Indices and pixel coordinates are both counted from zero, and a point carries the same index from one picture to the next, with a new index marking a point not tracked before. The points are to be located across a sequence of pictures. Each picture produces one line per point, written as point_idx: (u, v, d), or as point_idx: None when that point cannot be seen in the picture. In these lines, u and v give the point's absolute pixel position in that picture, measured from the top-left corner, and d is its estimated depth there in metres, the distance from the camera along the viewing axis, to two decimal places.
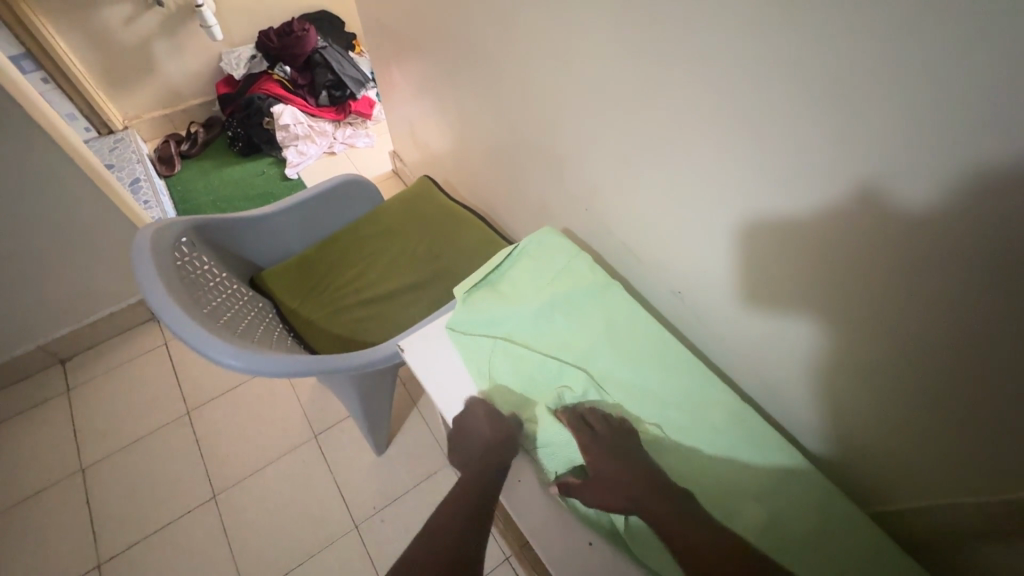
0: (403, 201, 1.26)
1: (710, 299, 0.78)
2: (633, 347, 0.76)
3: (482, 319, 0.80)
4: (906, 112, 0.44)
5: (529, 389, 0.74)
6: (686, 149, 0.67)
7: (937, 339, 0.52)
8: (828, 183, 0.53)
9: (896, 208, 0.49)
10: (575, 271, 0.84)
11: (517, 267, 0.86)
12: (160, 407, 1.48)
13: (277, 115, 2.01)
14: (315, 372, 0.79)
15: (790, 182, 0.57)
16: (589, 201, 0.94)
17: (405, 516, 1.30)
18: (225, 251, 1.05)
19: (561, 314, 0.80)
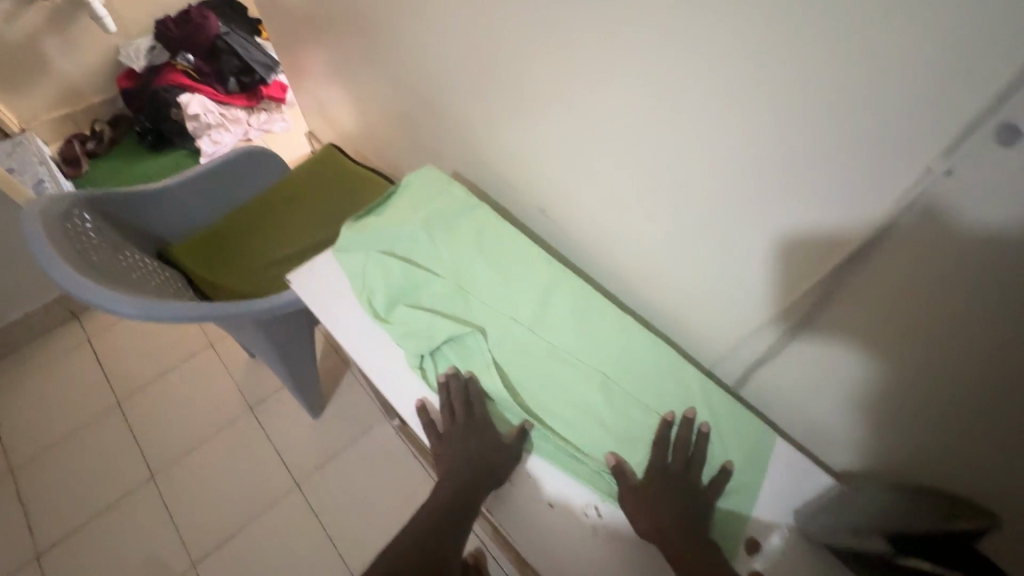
0: (308, 167, 1.30)
1: (565, 213, 0.87)
2: (501, 257, 0.86)
3: (366, 237, 0.88)
4: (922, 96, 0.40)
5: (402, 296, 0.83)
6: (535, 78, 0.75)
7: (985, 381, 0.48)
8: (690, 119, 0.57)
9: (930, 217, 0.44)
10: (451, 197, 0.93)
11: (400, 197, 0.95)
12: (88, 401, 1.47)
13: (185, 104, 1.97)
14: (216, 317, 0.86)
15: (628, 101, 0.63)
16: (471, 143, 1.02)
17: (345, 470, 1.35)
18: (126, 223, 1.08)
19: (435, 233, 0.89)
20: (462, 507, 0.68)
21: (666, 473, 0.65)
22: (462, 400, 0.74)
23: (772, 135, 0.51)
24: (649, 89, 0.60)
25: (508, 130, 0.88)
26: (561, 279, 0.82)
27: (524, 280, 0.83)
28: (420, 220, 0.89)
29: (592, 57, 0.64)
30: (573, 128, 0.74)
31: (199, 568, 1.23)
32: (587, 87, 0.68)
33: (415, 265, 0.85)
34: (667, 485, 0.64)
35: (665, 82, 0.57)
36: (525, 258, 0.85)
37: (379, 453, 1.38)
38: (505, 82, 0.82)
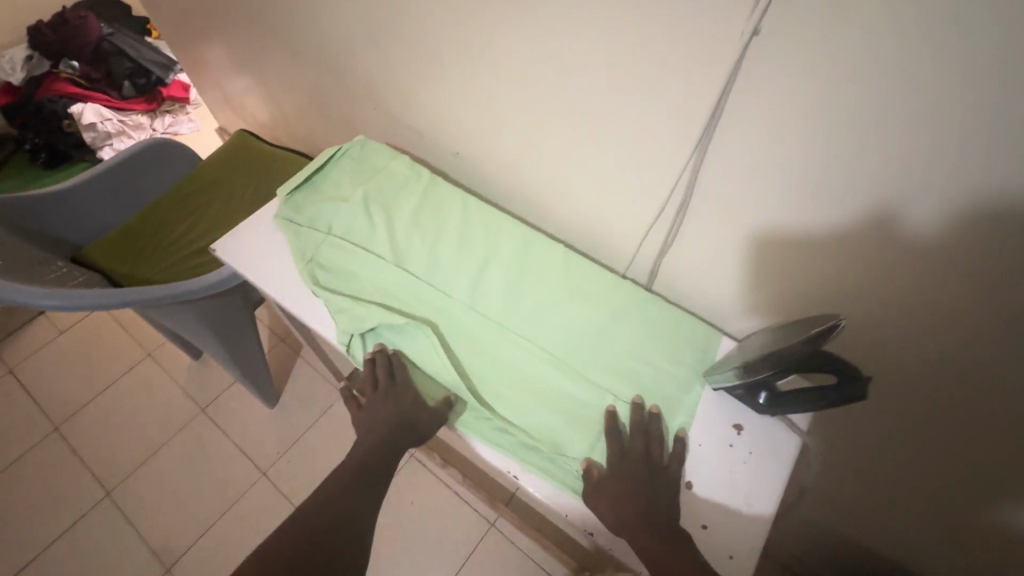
0: (222, 156, 1.28)
1: (501, 168, 0.89)
2: (460, 234, 0.82)
3: (309, 217, 0.82)
4: (863, 118, 0.48)
5: (348, 275, 0.78)
6: (429, 23, 0.78)
7: (925, 345, 0.58)
8: (575, 48, 0.64)
9: (880, 220, 0.53)
10: (393, 172, 0.87)
11: (339, 170, 0.87)
12: (21, 432, 1.39)
13: (78, 114, 1.85)
14: (144, 301, 0.85)
15: (512, 31, 0.69)
16: (381, 100, 1.03)
17: (310, 452, 1.37)
18: (30, 230, 1.03)
19: (378, 210, 0.83)
20: (375, 467, 0.70)
21: (627, 458, 0.62)
22: (389, 374, 0.72)
23: (750, 152, 0.58)
24: (566, 56, 0.65)
25: (415, 85, 0.91)
26: (515, 241, 0.82)
27: (474, 251, 0.81)
28: (359, 197, 0.84)
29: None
30: (495, 91, 0.78)
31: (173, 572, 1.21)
32: (517, 63, 0.72)
33: (352, 244, 0.80)
34: (632, 471, 0.61)
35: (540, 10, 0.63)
36: (474, 229, 0.83)
37: (343, 428, 1.40)
38: (400, 33, 0.84)
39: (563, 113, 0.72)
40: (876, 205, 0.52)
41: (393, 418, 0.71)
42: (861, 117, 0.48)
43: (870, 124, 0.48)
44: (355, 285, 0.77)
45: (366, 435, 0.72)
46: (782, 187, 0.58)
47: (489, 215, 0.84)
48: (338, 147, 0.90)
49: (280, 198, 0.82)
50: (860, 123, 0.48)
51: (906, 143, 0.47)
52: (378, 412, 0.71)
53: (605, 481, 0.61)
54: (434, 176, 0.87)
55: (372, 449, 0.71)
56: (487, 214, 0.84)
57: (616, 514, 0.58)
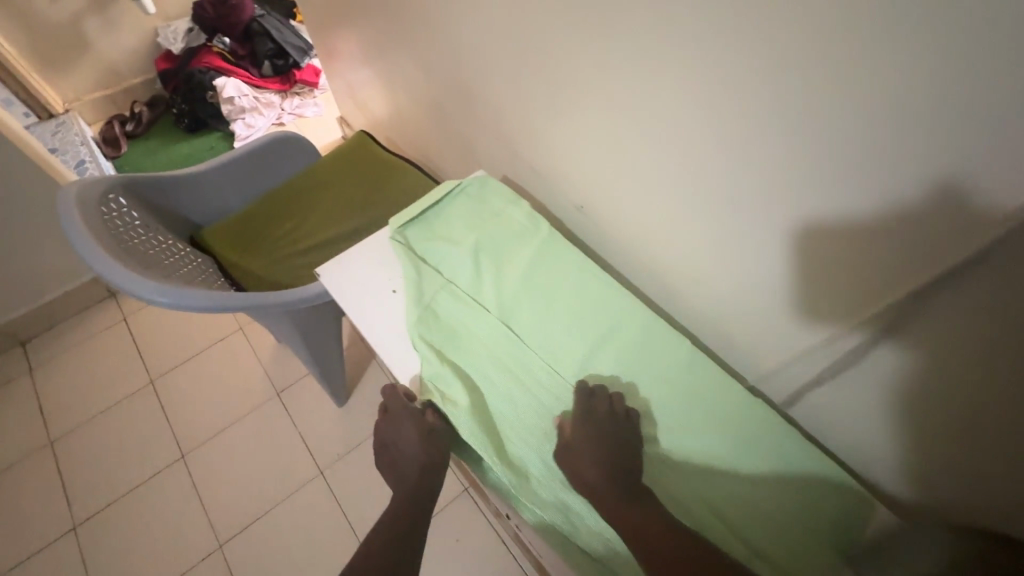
0: (339, 155, 1.28)
1: (633, 234, 0.79)
2: (569, 302, 0.74)
3: (419, 255, 0.78)
4: (909, 85, 0.40)
5: (448, 331, 0.72)
6: (579, 69, 0.70)
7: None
8: (765, 135, 0.52)
9: (953, 203, 0.42)
10: (508, 218, 0.81)
11: (454, 207, 0.82)
12: (122, 378, 1.50)
13: (220, 88, 1.99)
14: (246, 308, 0.84)
15: (679, 99, 0.58)
16: (508, 132, 0.96)
17: (368, 458, 1.36)
18: (160, 208, 1.08)
19: (488, 260, 0.77)
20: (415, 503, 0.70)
21: (587, 417, 0.64)
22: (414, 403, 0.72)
23: (801, 146, 0.50)
24: (750, 139, 0.54)
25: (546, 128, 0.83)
26: (633, 326, 0.72)
27: (585, 327, 0.72)
28: (471, 241, 0.78)
29: (640, 51, 0.59)
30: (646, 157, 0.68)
31: (224, 549, 1.25)
32: (680, 133, 0.61)
33: (457, 291, 0.74)
34: (596, 427, 0.62)
35: (725, 83, 0.53)
36: (590, 301, 0.74)
37: None
38: (545, 72, 0.77)
39: (732, 199, 0.60)
40: (932, 197, 0.43)
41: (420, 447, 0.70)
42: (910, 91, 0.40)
43: (903, 188, 0.45)
44: (451, 342, 0.71)
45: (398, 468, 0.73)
46: (828, 192, 0.50)
47: (612, 288, 0.74)
48: (455, 183, 0.85)
49: (393, 232, 0.79)
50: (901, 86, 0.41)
51: (888, 146, 0.44)
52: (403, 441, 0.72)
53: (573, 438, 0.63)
54: (554, 231, 0.79)
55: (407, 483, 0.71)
56: (609, 287, 0.74)
57: (580, 473, 0.61)
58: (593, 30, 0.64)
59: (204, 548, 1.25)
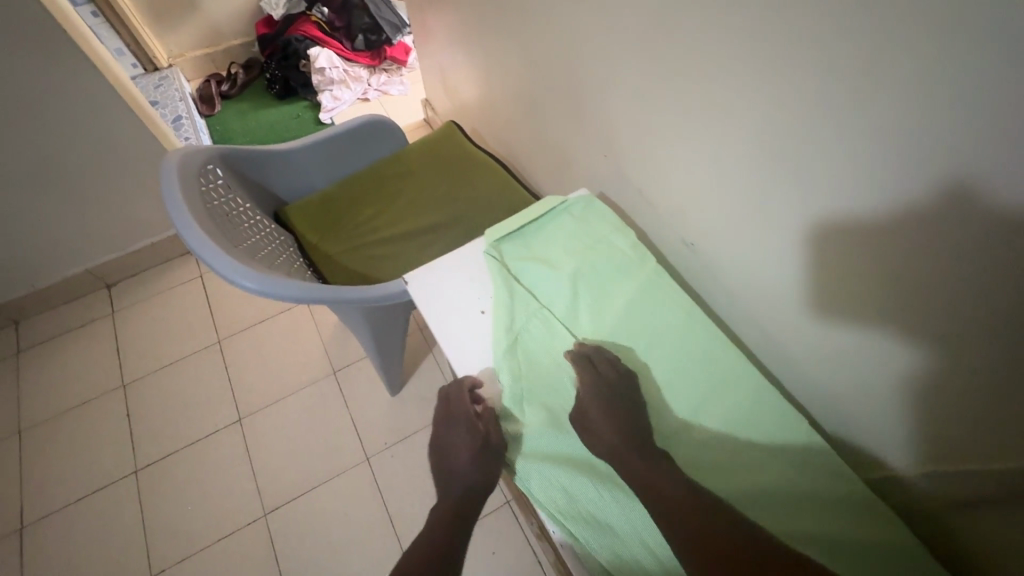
0: (427, 145, 1.25)
1: (761, 281, 0.72)
2: (673, 349, 0.68)
3: (515, 276, 0.73)
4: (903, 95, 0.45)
5: (541, 365, 0.67)
6: (726, 99, 0.62)
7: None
8: (894, 180, 0.49)
9: (964, 197, 0.44)
10: (609, 245, 0.76)
11: (554, 227, 0.77)
12: (193, 333, 1.56)
13: (313, 58, 2.02)
14: (326, 301, 0.82)
15: (858, 160, 0.51)
16: (616, 148, 0.89)
17: (414, 453, 1.35)
18: (251, 182, 1.08)
19: (588, 290, 0.72)
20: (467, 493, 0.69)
21: (595, 378, 0.64)
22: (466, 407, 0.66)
23: (813, 148, 0.55)
24: (814, 159, 0.55)
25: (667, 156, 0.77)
26: (741, 394, 0.65)
27: (685, 386, 0.66)
28: (571, 270, 0.73)
29: (818, 95, 0.52)
30: (799, 211, 0.61)
31: (268, 518, 1.28)
32: (790, 168, 0.59)
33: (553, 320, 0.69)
34: (607, 390, 0.63)
35: (929, 153, 0.45)
36: (694, 358, 0.68)
37: None
38: (678, 96, 0.69)
39: (903, 273, 0.53)
40: (935, 190, 0.46)
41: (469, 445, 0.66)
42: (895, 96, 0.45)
43: (914, 189, 0.48)
44: (541, 379, 0.66)
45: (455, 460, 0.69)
46: (833, 185, 0.55)
47: (720, 346, 0.68)
48: (554, 201, 0.80)
49: (488, 248, 0.74)
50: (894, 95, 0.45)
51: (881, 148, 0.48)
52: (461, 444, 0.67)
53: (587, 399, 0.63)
54: (661, 269, 0.73)
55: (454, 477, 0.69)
56: (718, 345, 0.68)
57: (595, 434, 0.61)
58: (756, 59, 0.56)
59: (249, 514, 1.28)
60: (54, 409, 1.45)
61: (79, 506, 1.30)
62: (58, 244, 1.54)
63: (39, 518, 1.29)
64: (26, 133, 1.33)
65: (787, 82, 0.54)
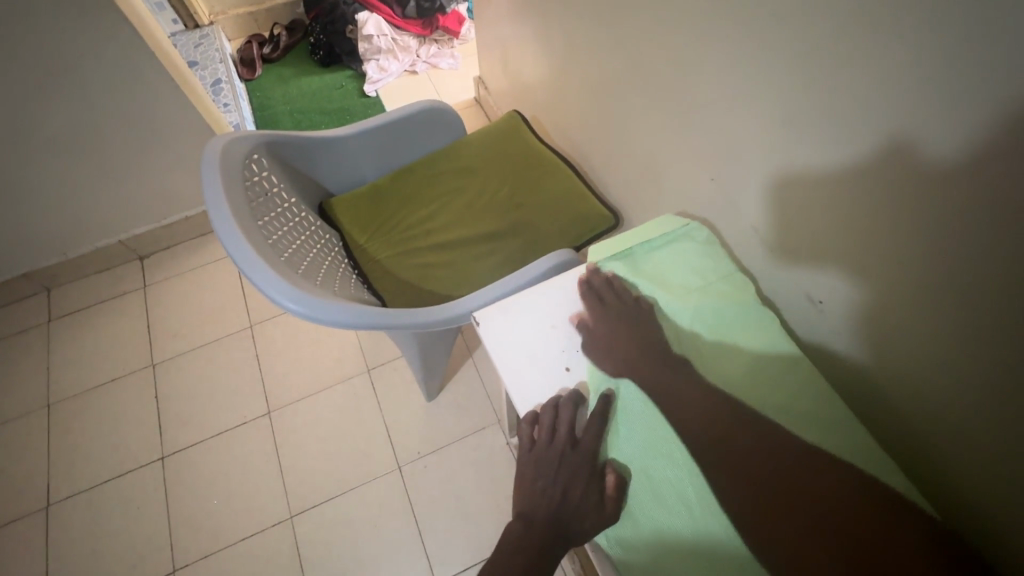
0: (490, 138, 1.13)
1: (877, 342, 0.63)
2: (802, 427, 0.57)
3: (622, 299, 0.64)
4: (885, 71, 0.50)
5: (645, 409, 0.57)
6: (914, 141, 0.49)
7: (975, 340, 0.52)
8: (854, 139, 0.55)
9: (903, 151, 0.51)
10: (721, 287, 0.65)
11: (670, 255, 0.67)
12: (225, 315, 1.50)
13: (361, 24, 1.88)
14: (379, 327, 0.72)
15: (854, 141, 0.55)
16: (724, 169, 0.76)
17: (448, 467, 1.27)
18: (296, 172, 0.98)
19: (702, 337, 0.62)
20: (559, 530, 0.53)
21: (605, 310, 0.63)
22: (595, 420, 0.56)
23: (810, 108, 0.59)
24: (806, 125, 0.60)
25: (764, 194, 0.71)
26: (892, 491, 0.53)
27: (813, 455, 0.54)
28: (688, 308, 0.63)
29: None
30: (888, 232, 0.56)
31: (293, 521, 1.22)
32: (791, 131, 0.63)
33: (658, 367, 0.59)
34: (619, 331, 0.61)
35: (876, 118, 0.52)
36: (827, 441, 0.56)
37: (485, 460, 1.27)
38: (835, 125, 0.57)
39: (992, 285, 0.48)
40: (882, 142, 0.53)
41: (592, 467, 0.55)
42: (869, 72, 0.51)
43: (864, 144, 0.54)
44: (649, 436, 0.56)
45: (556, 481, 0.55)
46: (826, 145, 0.59)
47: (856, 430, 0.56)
48: (668, 225, 0.70)
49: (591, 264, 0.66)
50: (879, 69, 0.50)
51: (845, 110, 0.55)
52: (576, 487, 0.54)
53: (605, 329, 0.61)
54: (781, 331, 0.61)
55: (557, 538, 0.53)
56: (850, 425, 0.57)
57: (613, 355, 0.60)
58: (964, 94, 0.44)
59: (274, 515, 1.23)
60: (83, 384, 1.41)
61: (104, 489, 1.27)
62: (91, 212, 1.48)
63: (64, 499, 1.26)
64: (62, 96, 1.24)
65: (937, 122, 0.47)
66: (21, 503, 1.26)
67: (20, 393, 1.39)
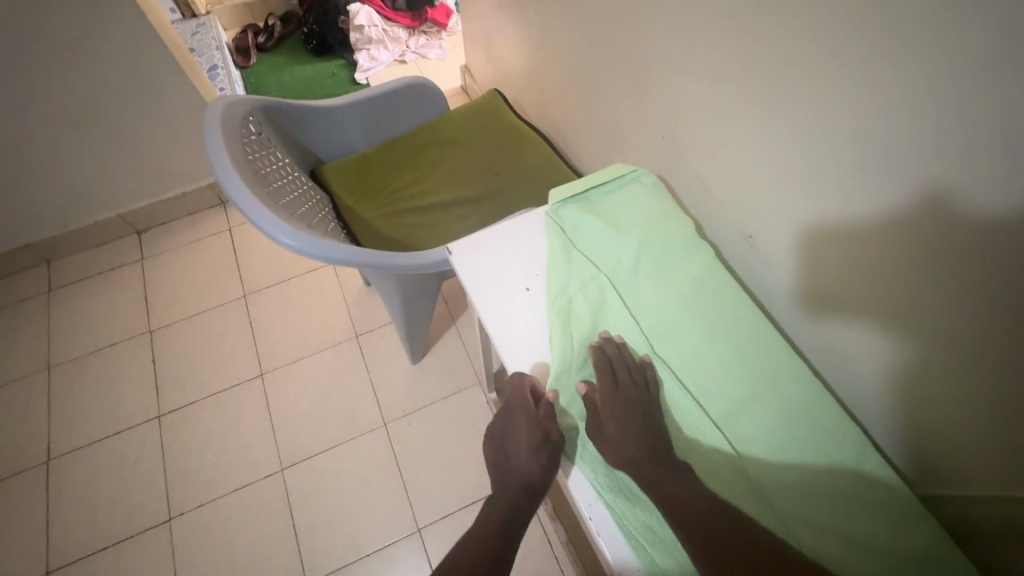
0: (471, 113, 1.22)
1: (899, 389, 0.64)
2: (726, 336, 0.65)
3: (581, 233, 0.72)
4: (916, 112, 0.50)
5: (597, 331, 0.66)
6: (818, 89, 0.58)
7: (980, 373, 0.54)
8: (887, 183, 0.55)
9: (937, 201, 0.51)
10: (666, 221, 0.73)
11: (623, 197, 0.75)
12: (220, 286, 1.57)
13: (354, 14, 1.97)
14: (363, 265, 0.80)
15: (888, 185, 0.55)
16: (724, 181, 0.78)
17: (432, 424, 1.35)
18: (290, 137, 1.06)
19: (646, 265, 0.70)
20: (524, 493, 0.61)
21: (614, 387, 0.60)
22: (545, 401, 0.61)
23: (836, 145, 0.59)
24: (831, 162, 0.60)
25: (790, 231, 0.70)
26: (803, 386, 0.62)
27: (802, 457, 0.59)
28: (637, 239, 0.71)
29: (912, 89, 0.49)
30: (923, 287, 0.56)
31: (284, 473, 1.29)
32: (811, 163, 0.63)
33: (607, 287, 0.67)
34: (626, 407, 0.58)
35: (908, 161, 0.52)
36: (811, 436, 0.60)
37: (466, 418, 1.36)
38: (756, 82, 0.66)
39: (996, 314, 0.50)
40: (917, 189, 0.52)
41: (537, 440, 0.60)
42: (903, 112, 0.51)
43: (898, 191, 0.54)
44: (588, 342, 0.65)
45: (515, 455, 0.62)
46: (851, 181, 0.59)
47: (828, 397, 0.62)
48: (620, 171, 0.78)
49: (552, 200, 0.74)
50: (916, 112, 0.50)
51: (874, 149, 0.55)
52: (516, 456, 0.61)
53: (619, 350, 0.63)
54: (714, 259, 0.70)
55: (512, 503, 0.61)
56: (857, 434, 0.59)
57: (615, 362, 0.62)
58: (846, 46, 0.54)
59: (267, 468, 1.30)
60: (83, 348, 1.47)
61: (103, 445, 1.34)
62: (92, 187, 1.55)
63: (64, 453, 1.32)
64: (68, 71, 1.31)
65: (975, 176, 0.47)
66: (23, 457, 1.32)
67: (21, 357, 1.45)
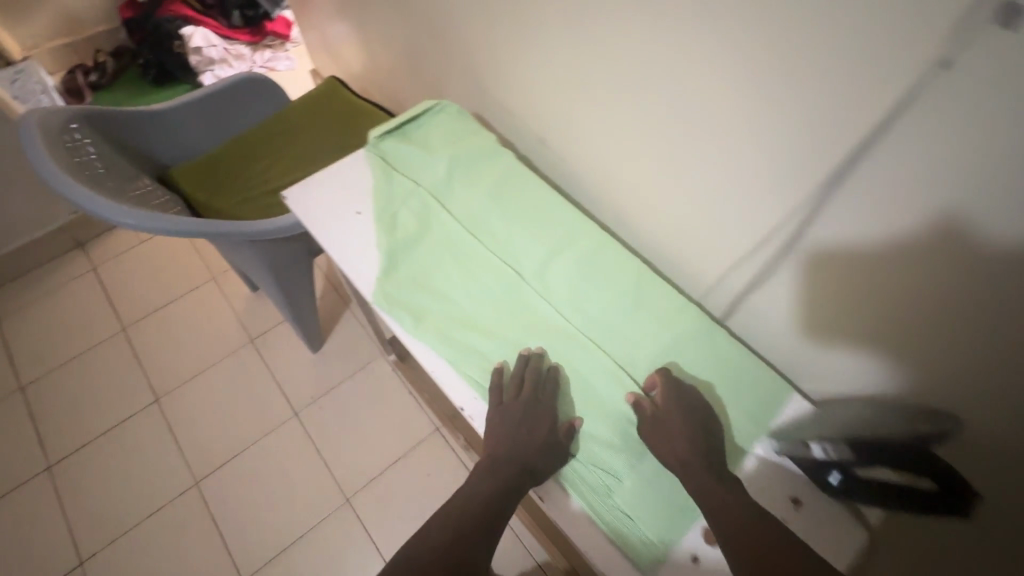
0: (310, 99, 1.29)
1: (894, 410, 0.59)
2: (531, 216, 0.78)
3: (401, 160, 0.83)
4: (937, 128, 0.42)
5: (422, 234, 0.77)
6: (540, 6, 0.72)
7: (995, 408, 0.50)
8: (908, 205, 0.47)
9: (951, 234, 0.45)
10: (473, 140, 0.85)
11: (435, 126, 0.86)
12: (94, 325, 1.51)
13: (187, 37, 1.93)
14: (213, 233, 0.86)
15: (903, 209, 0.48)
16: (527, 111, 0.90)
17: (343, 403, 1.39)
18: (124, 143, 1.08)
19: (460, 177, 0.81)
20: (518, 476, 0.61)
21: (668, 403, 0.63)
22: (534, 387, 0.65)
23: (829, 147, 0.50)
24: (828, 167, 0.51)
25: (767, 259, 0.63)
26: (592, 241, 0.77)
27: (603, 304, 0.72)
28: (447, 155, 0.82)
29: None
30: (932, 326, 0.51)
31: (200, 486, 1.28)
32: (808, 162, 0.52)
33: (428, 199, 0.79)
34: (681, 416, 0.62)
35: (934, 180, 0.44)
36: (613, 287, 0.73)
37: (376, 389, 1.41)
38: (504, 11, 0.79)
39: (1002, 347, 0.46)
40: (935, 224, 0.46)
41: (542, 431, 0.63)
42: (933, 112, 0.42)
43: (916, 219, 0.47)
44: (415, 246, 0.76)
45: (508, 435, 0.63)
46: (860, 199, 0.50)
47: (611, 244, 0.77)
48: (432, 105, 0.88)
49: (370, 136, 0.84)
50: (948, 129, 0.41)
51: (901, 165, 0.45)
52: (502, 427, 0.64)
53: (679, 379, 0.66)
54: (514, 160, 0.83)
55: (497, 483, 0.61)
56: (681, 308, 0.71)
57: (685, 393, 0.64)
58: None
59: (180, 486, 1.28)
60: None
61: None
62: None
63: None
64: None
65: (998, 209, 0.41)
66: None
67: None
